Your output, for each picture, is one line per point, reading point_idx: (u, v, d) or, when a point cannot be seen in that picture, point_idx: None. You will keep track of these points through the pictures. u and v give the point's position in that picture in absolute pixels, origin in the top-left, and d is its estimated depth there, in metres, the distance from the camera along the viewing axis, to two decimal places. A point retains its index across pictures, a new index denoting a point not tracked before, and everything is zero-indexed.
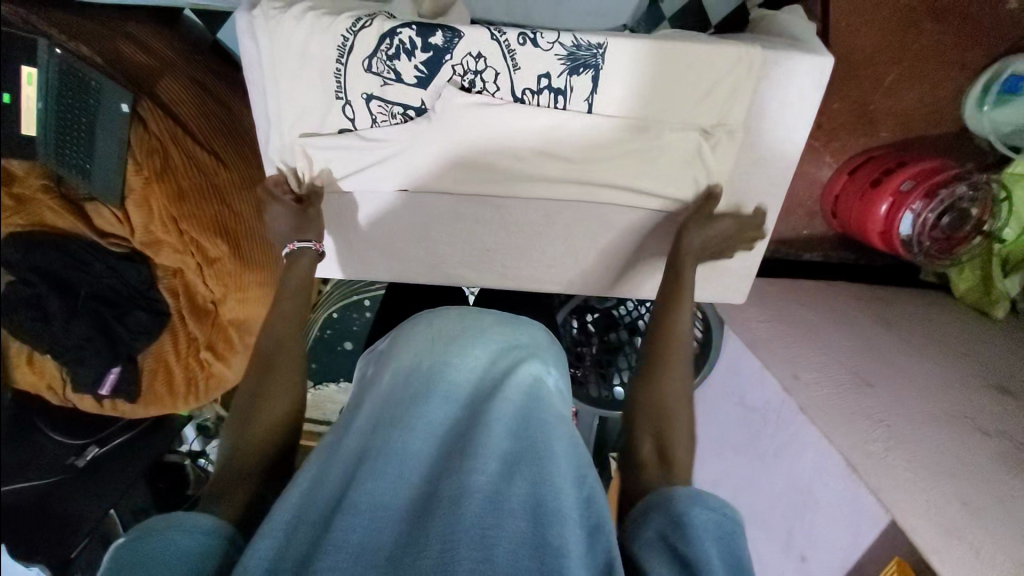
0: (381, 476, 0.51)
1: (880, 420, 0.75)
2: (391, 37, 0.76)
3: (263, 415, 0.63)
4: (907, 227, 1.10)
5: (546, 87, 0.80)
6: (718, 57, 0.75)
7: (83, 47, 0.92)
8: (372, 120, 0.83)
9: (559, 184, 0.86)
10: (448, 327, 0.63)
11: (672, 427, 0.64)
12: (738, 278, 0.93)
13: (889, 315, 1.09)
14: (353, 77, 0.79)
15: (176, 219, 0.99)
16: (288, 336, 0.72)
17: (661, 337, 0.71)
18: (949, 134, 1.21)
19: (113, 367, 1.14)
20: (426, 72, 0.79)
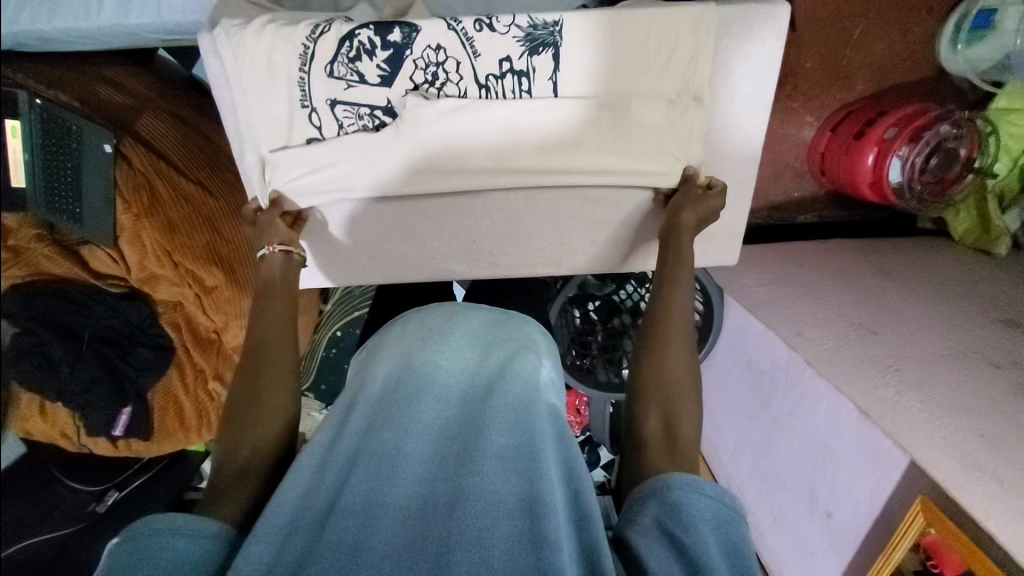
0: (374, 481, 0.51)
1: (889, 365, 0.74)
2: (351, 40, 0.78)
3: (259, 419, 0.62)
4: (895, 174, 1.09)
5: (508, 72, 0.80)
6: (679, 22, 0.76)
7: (61, 94, 0.94)
8: (339, 125, 0.84)
9: (538, 172, 0.86)
10: (438, 323, 0.62)
11: (674, 405, 0.62)
12: (727, 240, 0.93)
13: (889, 265, 1.08)
14: (314, 86, 0.81)
15: (169, 252, 1.00)
16: (277, 340, 0.71)
17: (662, 318, 0.70)
18: (925, 78, 1.20)
19: (124, 406, 1.16)
20: (389, 70, 0.80)
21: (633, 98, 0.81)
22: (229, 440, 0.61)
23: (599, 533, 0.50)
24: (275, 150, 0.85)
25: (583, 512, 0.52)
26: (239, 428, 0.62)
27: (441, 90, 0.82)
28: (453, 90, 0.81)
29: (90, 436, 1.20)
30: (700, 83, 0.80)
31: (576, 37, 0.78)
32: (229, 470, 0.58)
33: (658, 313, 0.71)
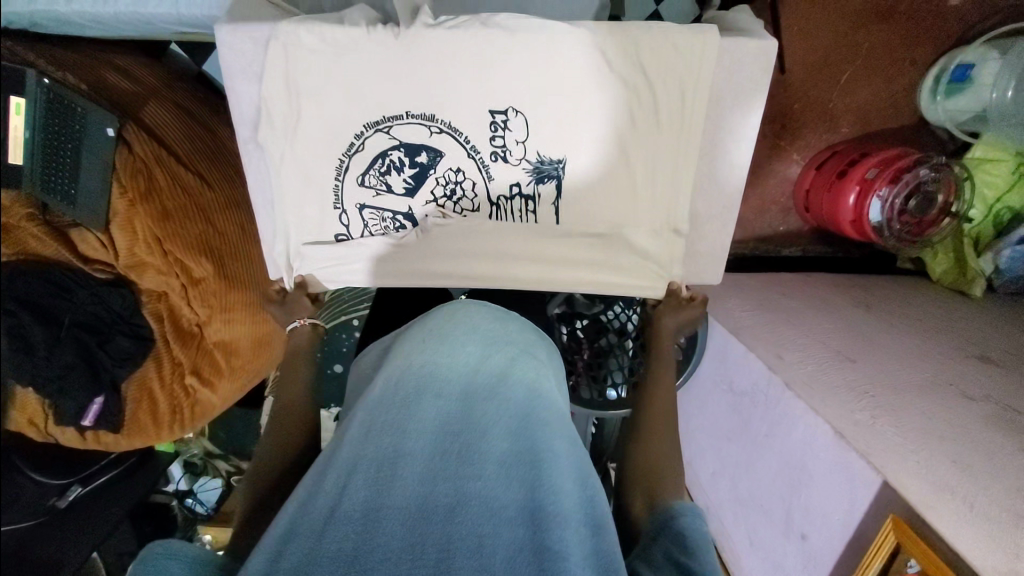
0: (375, 486, 0.51)
1: (865, 392, 0.74)
2: (382, 158, 0.78)
3: (276, 451, 0.70)
4: (875, 213, 1.12)
5: (518, 194, 0.79)
6: (696, 46, 0.69)
7: (66, 73, 0.93)
8: (364, 226, 0.83)
9: (542, 281, 0.82)
10: (440, 330, 0.63)
11: (663, 477, 0.63)
12: (711, 263, 0.83)
13: (868, 299, 1.11)
14: (346, 192, 0.81)
15: (160, 239, 1.00)
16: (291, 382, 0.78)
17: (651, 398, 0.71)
18: (907, 125, 1.27)
19: (97, 395, 1.12)
20: (415, 185, 0.80)
21: (631, 222, 0.79)
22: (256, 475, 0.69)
23: (612, 542, 0.51)
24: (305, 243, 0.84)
25: (589, 519, 0.53)
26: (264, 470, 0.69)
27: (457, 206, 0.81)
28: (466, 204, 0.80)
29: (57, 425, 1.16)
30: (682, 216, 0.78)
31: (597, 155, 0.76)
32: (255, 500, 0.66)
33: (645, 392, 0.72)
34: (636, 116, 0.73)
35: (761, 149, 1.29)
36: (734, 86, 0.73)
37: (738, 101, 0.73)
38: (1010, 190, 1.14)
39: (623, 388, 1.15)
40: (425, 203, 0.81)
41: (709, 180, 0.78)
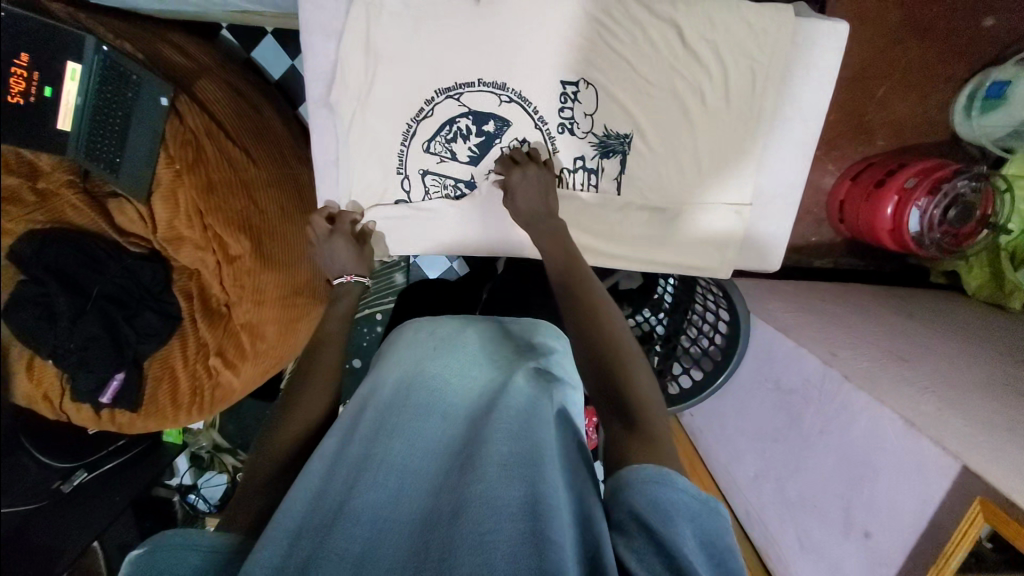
0: (380, 488, 0.55)
1: (925, 387, 0.73)
2: (450, 124, 0.80)
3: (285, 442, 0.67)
4: (915, 222, 1.13)
5: (581, 168, 0.80)
6: (770, 26, 0.70)
7: (128, 45, 0.96)
8: (425, 192, 0.84)
9: (593, 257, 0.82)
10: (438, 348, 0.71)
11: (640, 409, 0.60)
12: (769, 246, 0.81)
13: (909, 308, 1.10)
14: (411, 157, 0.82)
15: (201, 211, 0.99)
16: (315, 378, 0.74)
17: (605, 337, 0.65)
18: (940, 141, 1.28)
19: (118, 372, 1.09)
20: (480, 153, 0.81)
21: (695, 202, 0.78)
22: (253, 462, 0.66)
23: (600, 537, 0.49)
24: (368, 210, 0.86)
25: (584, 519, 0.51)
26: (269, 449, 0.66)
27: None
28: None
29: (73, 402, 1.13)
30: (746, 196, 0.77)
31: (662, 131, 0.77)
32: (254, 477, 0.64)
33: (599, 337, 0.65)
34: (706, 97, 0.74)
35: None
36: (804, 70, 0.74)
37: (809, 85, 0.74)
38: None
39: None
40: (487, 172, 0.82)
41: (777, 159, 0.77)
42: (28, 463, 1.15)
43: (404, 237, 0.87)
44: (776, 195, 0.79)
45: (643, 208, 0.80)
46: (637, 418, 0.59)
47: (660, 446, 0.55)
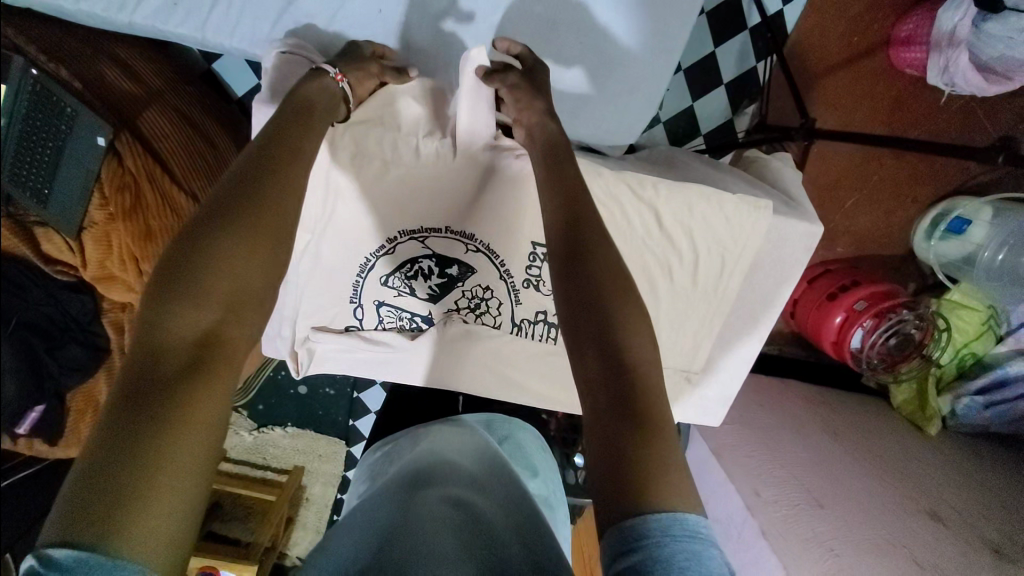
0: (377, 551, 0.53)
1: (831, 549, 0.76)
2: (412, 263, 0.77)
3: (185, 339, 0.45)
4: (856, 341, 1.18)
5: (542, 320, 0.81)
6: (749, 219, 0.69)
7: (62, 70, 0.85)
8: (378, 322, 0.80)
9: (548, 386, 0.86)
10: (438, 435, 0.77)
11: (643, 398, 0.49)
12: (712, 404, 0.82)
13: (837, 424, 1.16)
14: (366, 289, 0.78)
15: (137, 258, 0.92)
16: (240, 236, 0.48)
17: (610, 301, 0.52)
18: (896, 256, 1.34)
19: (37, 404, 1.03)
20: (439, 293, 0.79)
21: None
22: (181, 289, 0.46)
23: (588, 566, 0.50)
24: (313, 330, 0.80)
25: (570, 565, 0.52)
26: (211, 284, 0.46)
27: (479, 318, 0.81)
28: (488, 320, 0.81)
29: None
30: (696, 366, 0.79)
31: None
32: (140, 376, 0.43)
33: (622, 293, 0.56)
34: (674, 272, 0.73)
35: None
36: (774, 259, 0.74)
37: (774, 273, 0.75)
38: (976, 338, 1.20)
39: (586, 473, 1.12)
40: (446, 309, 0.80)
41: (731, 334, 0.79)
42: None
43: (351, 361, 0.84)
44: (732, 354, 0.80)
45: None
46: (639, 407, 0.48)
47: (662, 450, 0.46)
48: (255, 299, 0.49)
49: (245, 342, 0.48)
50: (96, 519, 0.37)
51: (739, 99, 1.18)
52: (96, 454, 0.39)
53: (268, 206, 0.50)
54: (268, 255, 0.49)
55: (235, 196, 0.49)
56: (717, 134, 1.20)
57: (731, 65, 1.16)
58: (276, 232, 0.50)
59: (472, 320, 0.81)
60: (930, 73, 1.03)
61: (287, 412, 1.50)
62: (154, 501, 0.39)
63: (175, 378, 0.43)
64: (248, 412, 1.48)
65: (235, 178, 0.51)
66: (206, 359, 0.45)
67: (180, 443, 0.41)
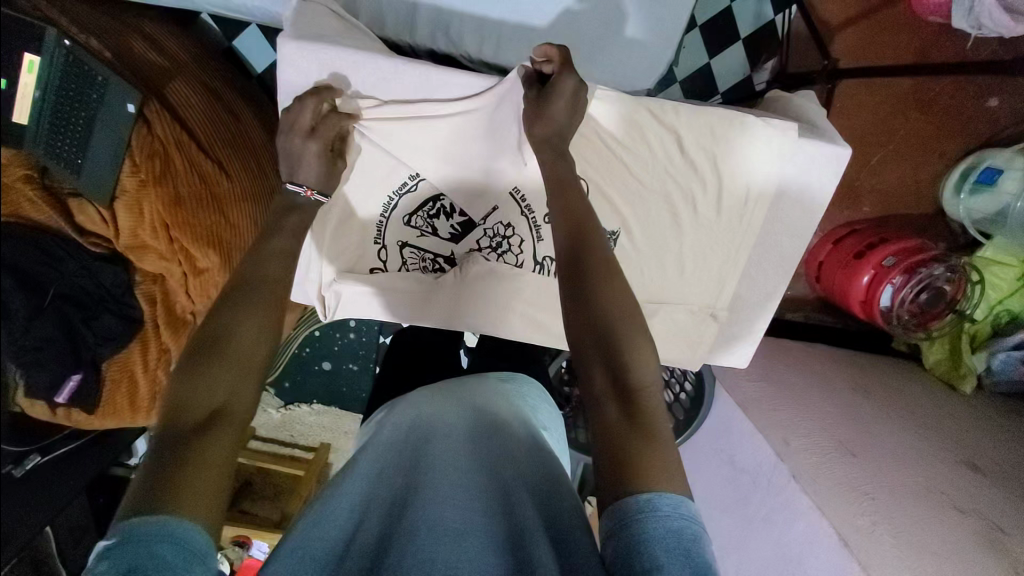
0: (392, 521, 0.58)
1: (865, 493, 0.77)
2: (435, 201, 0.79)
3: (216, 394, 0.53)
4: (886, 299, 1.16)
5: None
6: (775, 143, 0.69)
7: (92, 40, 0.88)
8: (402, 263, 0.82)
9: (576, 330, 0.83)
10: (436, 397, 0.76)
11: (646, 405, 0.56)
12: (733, 345, 0.81)
13: (869, 384, 1.13)
14: (390, 229, 0.80)
15: (167, 223, 0.94)
16: (246, 305, 0.58)
17: (619, 318, 0.59)
18: (926, 213, 1.30)
19: (74, 372, 1.06)
20: (461, 231, 0.80)
21: (673, 299, 0.78)
22: (236, 296, 0.58)
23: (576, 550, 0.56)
24: (338, 274, 0.81)
25: (563, 533, 0.58)
26: (244, 304, 0.58)
27: (501, 258, 0.81)
28: (510, 259, 0.80)
29: (28, 398, 1.07)
30: (722, 303, 0.78)
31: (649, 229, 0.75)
32: (171, 428, 0.51)
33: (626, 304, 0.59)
34: (697, 203, 0.73)
35: None
36: (800, 186, 0.73)
37: (801, 205, 0.74)
38: (1010, 294, 1.18)
39: None
40: (468, 248, 0.81)
41: (758, 270, 0.78)
42: None
43: (374, 307, 0.82)
44: (758, 291, 0.79)
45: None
46: (636, 408, 0.56)
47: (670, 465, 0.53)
48: (264, 366, 0.57)
49: (257, 347, 0.57)
50: (153, 503, 0.45)
51: (755, 53, 1.16)
52: (164, 431, 0.50)
53: (266, 294, 0.59)
54: (273, 318, 0.59)
55: (252, 274, 0.60)
56: (735, 91, 1.18)
57: (746, 19, 1.14)
58: (275, 302, 0.60)
59: (494, 260, 0.80)
60: (953, 17, 0.99)
61: (312, 390, 1.51)
62: (191, 489, 0.47)
63: (200, 425, 0.51)
64: (274, 391, 1.51)
65: (239, 276, 0.60)
66: (227, 415, 0.52)
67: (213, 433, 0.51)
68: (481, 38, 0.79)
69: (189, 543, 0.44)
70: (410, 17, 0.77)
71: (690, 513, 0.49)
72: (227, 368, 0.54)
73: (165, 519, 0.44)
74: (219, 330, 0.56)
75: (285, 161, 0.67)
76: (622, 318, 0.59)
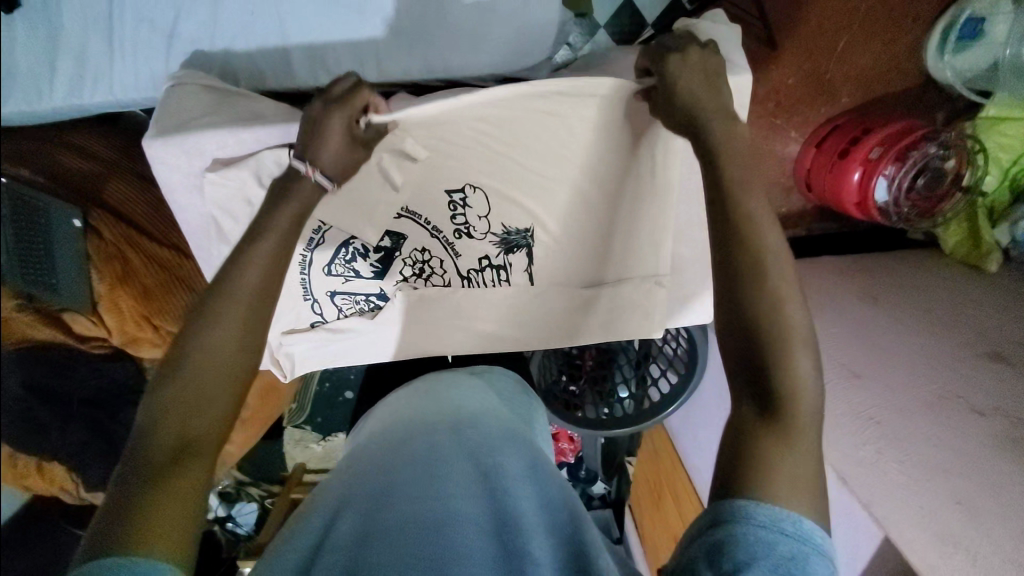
0: (368, 519, 0.58)
1: (872, 419, 0.76)
2: (346, 246, 0.77)
3: (186, 422, 0.50)
4: (881, 192, 1.07)
5: (488, 265, 0.79)
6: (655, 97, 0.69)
7: (26, 168, 0.94)
8: (339, 311, 0.82)
9: (525, 327, 0.83)
10: (423, 400, 0.78)
11: (777, 380, 0.49)
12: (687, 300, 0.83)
13: (877, 287, 1.05)
14: (314, 282, 0.79)
15: (147, 316, 1.00)
16: (210, 319, 0.54)
17: (772, 294, 0.51)
18: (913, 86, 1.16)
19: (117, 464, 1.15)
20: (382, 267, 0.79)
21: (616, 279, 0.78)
22: (213, 306, 0.55)
23: (571, 543, 0.57)
24: (283, 335, 0.82)
25: (557, 530, 0.59)
26: (225, 316, 0.54)
27: (429, 281, 0.81)
28: (436, 281, 0.80)
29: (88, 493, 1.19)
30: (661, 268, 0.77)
31: (562, 220, 0.78)
32: (140, 455, 0.48)
33: (767, 273, 0.51)
34: (603, 181, 0.75)
35: (755, 130, 1.22)
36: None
37: None
38: None
39: (630, 400, 1.11)
40: (395, 282, 0.80)
41: (690, 224, 0.77)
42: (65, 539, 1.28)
43: (325, 355, 0.85)
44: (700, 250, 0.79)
45: (553, 289, 0.80)
46: (775, 391, 0.49)
47: (806, 430, 0.48)
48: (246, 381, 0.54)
49: (238, 367, 0.54)
50: (115, 539, 0.44)
51: None
52: (137, 454, 0.49)
53: (248, 308, 0.55)
54: (253, 337, 0.55)
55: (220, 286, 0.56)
56: (665, 18, 1.09)
57: None
58: (253, 322, 0.56)
59: (422, 284, 0.81)
60: None
61: (342, 420, 1.58)
62: (162, 518, 0.45)
63: (172, 453, 0.49)
64: (310, 427, 1.59)
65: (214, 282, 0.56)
66: (204, 440, 0.50)
67: (192, 463, 0.49)
68: (360, 62, 0.77)
69: None
70: (286, 63, 0.76)
71: (800, 533, 0.43)
72: (207, 388, 0.52)
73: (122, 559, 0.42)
74: (200, 342, 0.53)
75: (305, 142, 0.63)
76: (754, 284, 0.51)
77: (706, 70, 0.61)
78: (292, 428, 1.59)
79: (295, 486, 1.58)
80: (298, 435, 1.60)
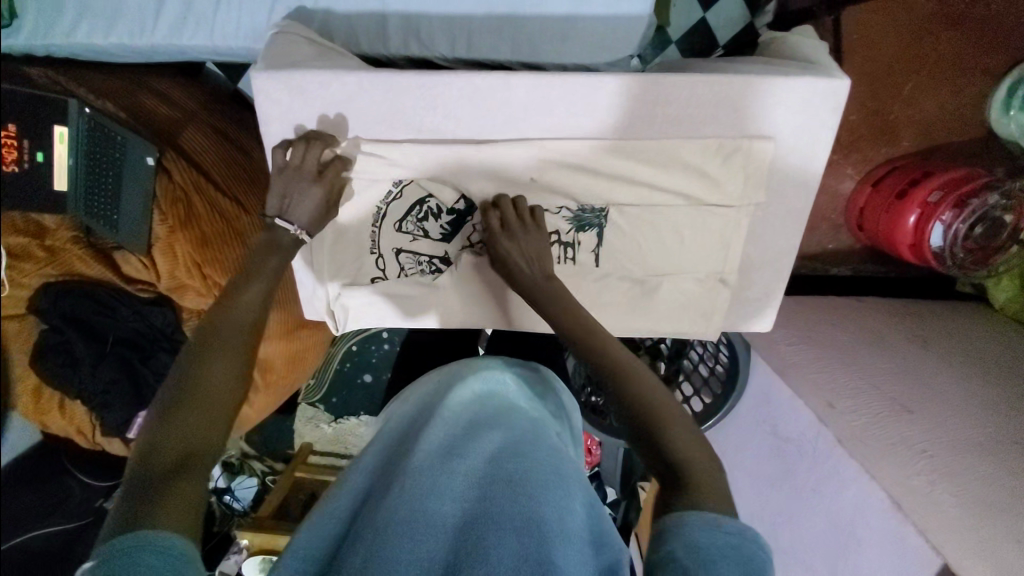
0: (384, 514, 0.58)
1: (923, 451, 0.71)
2: (421, 204, 0.79)
3: (186, 441, 0.55)
4: (937, 238, 1.06)
5: (557, 242, 0.79)
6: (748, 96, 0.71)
7: (109, 103, 0.97)
8: (401, 269, 0.82)
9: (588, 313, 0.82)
10: (435, 391, 0.76)
11: (664, 442, 0.57)
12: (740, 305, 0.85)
13: (924, 331, 1.03)
14: (383, 238, 0.81)
15: (200, 264, 1.00)
16: (216, 350, 0.61)
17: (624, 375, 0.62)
18: (974, 139, 1.17)
19: (139, 411, 1.14)
20: (452, 230, 0.81)
21: (679, 270, 0.80)
22: (205, 337, 0.62)
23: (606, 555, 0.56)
24: (342, 287, 0.83)
25: (585, 539, 0.58)
26: (213, 350, 0.61)
27: None
28: None
29: (104, 435, 1.18)
30: (732, 267, 0.80)
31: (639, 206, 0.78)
32: (146, 467, 0.53)
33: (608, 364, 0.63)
34: (687, 172, 0.75)
35: None
36: (801, 128, 0.73)
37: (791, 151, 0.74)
38: None
39: None
40: (460, 247, 0.81)
41: (764, 227, 0.80)
42: (71, 484, 1.29)
43: (379, 314, 0.85)
44: (759, 260, 0.82)
45: (619, 273, 0.80)
46: (652, 448, 0.57)
47: (694, 465, 0.55)
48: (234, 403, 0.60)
49: (220, 386, 0.59)
50: (134, 524, 0.48)
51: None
52: (139, 464, 0.53)
53: (235, 341, 0.63)
54: (240, 361, 0.62)
55: (212, 328, 0.63)
56: (736, 42, 1.13)
57: None
58: (239, 353, 0.62)
59: (486, 253, 0.80)
60: None
61: (356, 404, 1.57)
62: (172, 519, 0.49)
63: (171, 474, 0.52)
64: (324, 406, 1.58)
65: (210, 323, 0.64)
66: (197, 456, 0.55)
67: (189, 477, 0.53)
68: (452, 37, 0.80)
69: (171, 548, 0.47)
70: (383, 28, 0.79)
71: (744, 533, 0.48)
72: (199, 404, 0.57)
73: (142, 537, 0.47)
74: (196, 372, 0.59)
75: (282, 200, 0.72)
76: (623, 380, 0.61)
77: (535, 262, 0.74)
78: (306, 405, 1.58)
79: (301, 465, 1.56)
80: (309, 414, 1.58)
